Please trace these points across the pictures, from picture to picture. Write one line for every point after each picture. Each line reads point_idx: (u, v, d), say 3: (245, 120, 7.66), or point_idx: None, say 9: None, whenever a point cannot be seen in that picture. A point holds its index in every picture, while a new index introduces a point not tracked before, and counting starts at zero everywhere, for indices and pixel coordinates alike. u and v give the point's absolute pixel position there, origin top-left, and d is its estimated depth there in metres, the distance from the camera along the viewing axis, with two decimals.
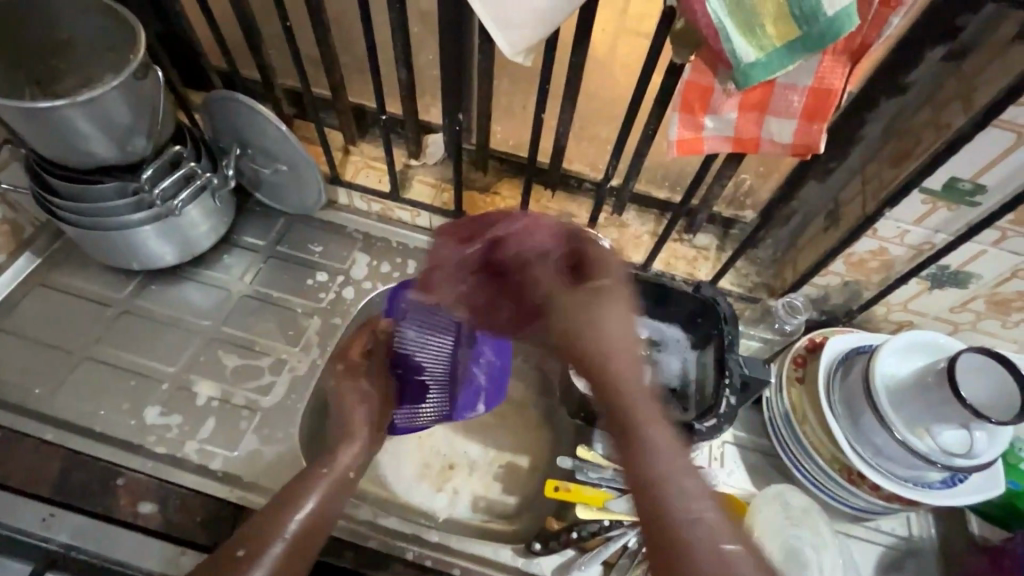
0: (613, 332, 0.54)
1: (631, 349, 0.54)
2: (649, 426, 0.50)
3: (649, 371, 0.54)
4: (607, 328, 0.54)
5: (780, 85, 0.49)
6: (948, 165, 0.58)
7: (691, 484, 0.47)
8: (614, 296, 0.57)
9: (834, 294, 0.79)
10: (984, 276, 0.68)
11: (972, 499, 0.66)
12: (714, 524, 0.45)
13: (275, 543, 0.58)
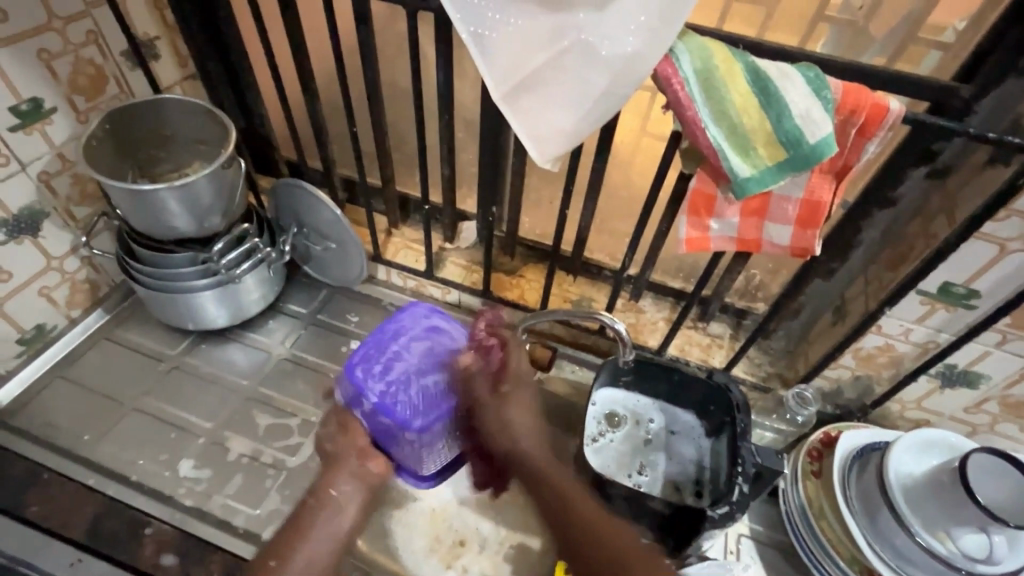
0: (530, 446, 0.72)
1: (535, 439, 0.73)
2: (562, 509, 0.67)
3: (536, 433, 0.73)
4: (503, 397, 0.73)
5: (775, 196, 0.56)
6: (941, 271, 0.62)
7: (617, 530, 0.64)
8: (513, 435, 0.72)
9: (846, 387, 0.81)
10: (993, 377, 0.70)
11: None
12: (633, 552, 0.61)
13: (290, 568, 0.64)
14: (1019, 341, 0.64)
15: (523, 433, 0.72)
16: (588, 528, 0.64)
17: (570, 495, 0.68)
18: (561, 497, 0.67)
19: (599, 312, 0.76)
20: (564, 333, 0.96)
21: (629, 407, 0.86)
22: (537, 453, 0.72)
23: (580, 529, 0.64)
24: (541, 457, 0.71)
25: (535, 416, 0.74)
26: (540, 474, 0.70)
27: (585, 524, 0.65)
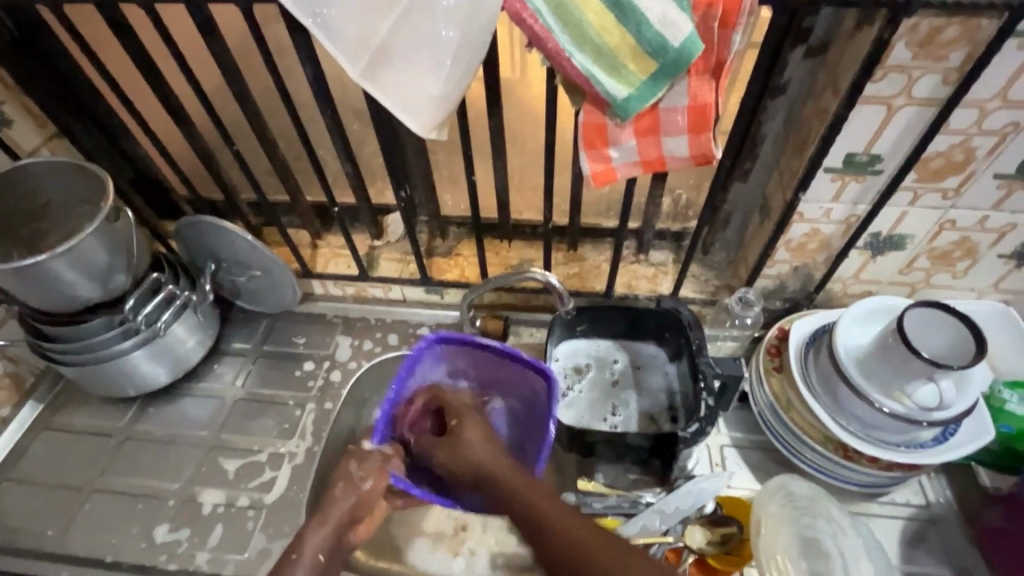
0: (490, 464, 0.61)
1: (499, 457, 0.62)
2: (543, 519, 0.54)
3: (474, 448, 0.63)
4: (468, 436, 0.64)
5: (662, 108, 0.56)
6: (840, 144, 0.63)
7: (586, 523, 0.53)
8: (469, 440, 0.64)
9: (788, 281, 0.82)
10: (916, 235, 0.72)
11: (967, 451, 0.66)
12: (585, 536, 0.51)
13: None
14: (930, 193, 0.67)
15: (490, 445, 0.63)
16: (517, 504, 0.56)
17: (494, 470, 0.60)
18: (503, 482, 0.59)
19: (532, 271, 0.76)
20: (514, 300, 0.94)
21: (591, 354, 0.87)
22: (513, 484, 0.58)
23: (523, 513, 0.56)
24: (494, 460, 0.61)
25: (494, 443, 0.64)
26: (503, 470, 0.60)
27: (520, 499, 0.57)
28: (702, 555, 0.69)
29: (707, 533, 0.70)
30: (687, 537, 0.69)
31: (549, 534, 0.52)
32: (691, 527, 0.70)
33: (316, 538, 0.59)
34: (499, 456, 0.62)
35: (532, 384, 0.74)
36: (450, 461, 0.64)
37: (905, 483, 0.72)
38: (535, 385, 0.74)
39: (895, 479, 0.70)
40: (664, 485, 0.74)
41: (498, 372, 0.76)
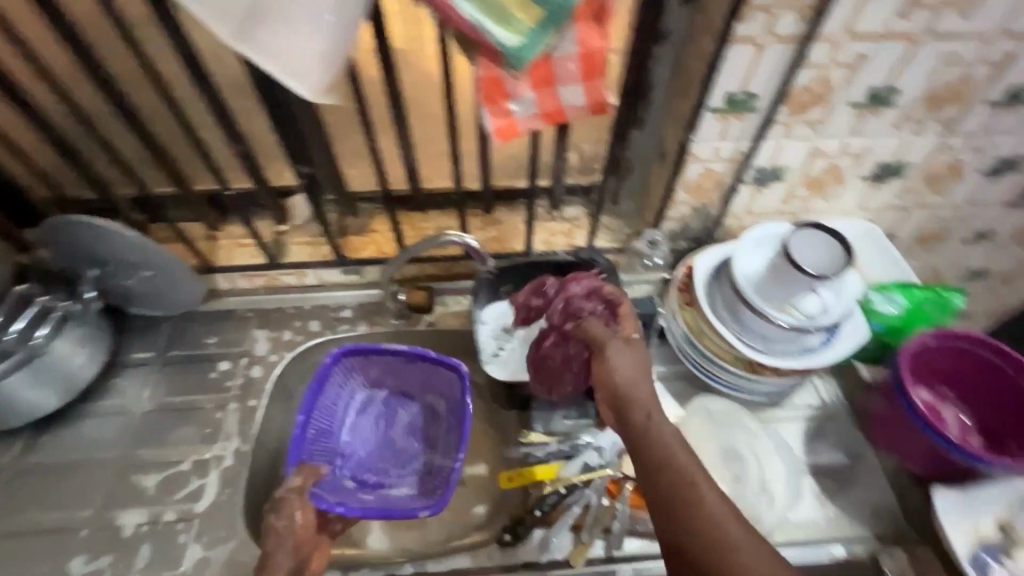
0: (639, 393, 0.61)
1: (636, 380, 0.62)
2: (682, 497, 0.54)
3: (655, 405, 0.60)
4: (620, 377, 0.63)
5: (555, 58, 0.56)
6: (720, 84, 0.67)
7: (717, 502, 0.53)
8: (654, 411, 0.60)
9: (690, 222, 0.88)
10: (793, 165, 0.79)
11: (849, 348, 0.76)
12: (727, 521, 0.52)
13: None
14: (800, 125, 0.73)
15: (676, 441, 0.57)
16: (651, 456, 0.57)
17: (656, 462, 0.56)
18: (650, 435, 0.58)
19: (449, 234, 0.76)
20: (436, 270, 0.93)
21: None
22: (673, 445, 0.57)
23: (672, 482, 0.55)
24: (643, 392, 0.61)
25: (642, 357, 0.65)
26: (683, 482, 0.54)
27: (660, 454, 0.57)
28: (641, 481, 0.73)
29: None
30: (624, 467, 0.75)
31: (687, 493, 0.54)
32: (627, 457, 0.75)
33: None
34: (680, 457, 0.56)
35: (443, 376, 0.80)
36: (603, 389, 0.64)
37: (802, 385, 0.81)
38: (445, 377, 0.80)
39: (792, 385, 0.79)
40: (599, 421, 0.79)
41: (410, 378, 0.83)
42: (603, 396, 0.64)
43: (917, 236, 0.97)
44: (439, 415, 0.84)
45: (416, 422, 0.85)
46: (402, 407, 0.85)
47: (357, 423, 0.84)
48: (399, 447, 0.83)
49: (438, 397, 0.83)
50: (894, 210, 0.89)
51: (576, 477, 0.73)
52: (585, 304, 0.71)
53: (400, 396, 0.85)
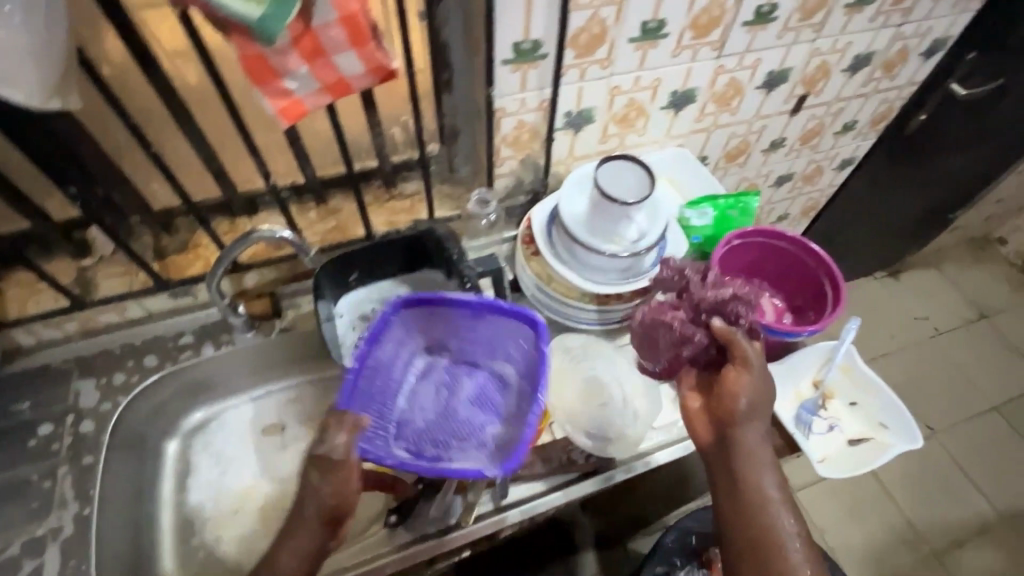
0: (750, 436, 0.62)
1: (754, 449, 0.61)
2: (743, 509, 0.60)
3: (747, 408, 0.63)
4: (745, 399, 0.62)
5: (316, 27, 0.54)
6: (501, 37, 0.69)
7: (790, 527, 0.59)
8: (742, 414, 0.63)
9: (523, 174, 0.91)
10: (597, 105, 0.85)
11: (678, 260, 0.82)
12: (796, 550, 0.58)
13: None
14: (591, 66, 0.78)
15: (764, 461, 0.62)
16: (738, 463, 0.61)
17: (743, 467, 0.60)
18: (745, 445, 0.61)
19: (258, 227, 0.71)
20: (279, 275, 0.89)
21: (373, 299, 0.87)
22: (750, 447, 0.61)
23: (748, 496, 0.60)
24: (755, 417, 0.62)
25: (755, 440, 0.62)
26: (759, 500, 0.59)
27: (744, 475, 0.60)
28: None
29: None
30: None
31: (746, 519, 0.59)
32: None
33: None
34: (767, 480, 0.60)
35: (508, 328, 0.71)
36: (705, 404, 0.66)
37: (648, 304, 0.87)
38: (507, 333, 0.72)
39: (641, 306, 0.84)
40: None
41: (478, 341, 0.76)
42: (694, 417, 0.67)
43: (724, 152, 1.08)
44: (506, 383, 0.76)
45: (488, 392, 0.76)
46: (468, 375, 0.78)
47: (413, 392, 0.77)
48: (462, 417, 0.74)
49: (504, 369, 0.76)
50: (698, 132, 0.99)
51: None
52: (692, 344, 0.70)
53: (455, 368, 0.79)
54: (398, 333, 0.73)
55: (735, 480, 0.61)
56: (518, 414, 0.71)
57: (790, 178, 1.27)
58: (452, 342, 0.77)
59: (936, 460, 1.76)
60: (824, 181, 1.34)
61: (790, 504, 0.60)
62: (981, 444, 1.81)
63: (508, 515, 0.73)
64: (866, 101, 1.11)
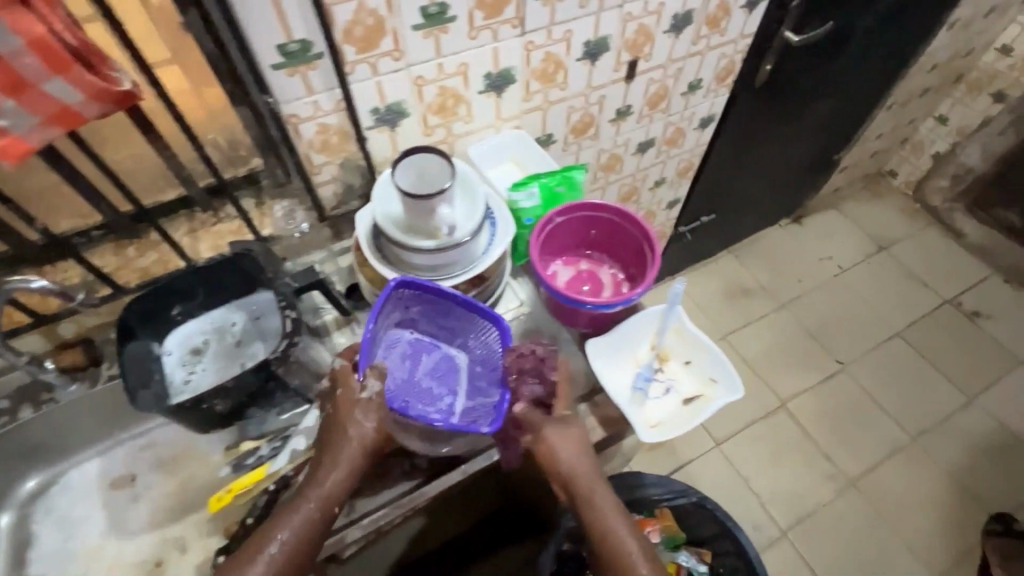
0: (584, 482, 0.70)
1: (590, 483, 0.70)
2: (603, 543, 0.68)
3: (581, 468, 0.70)
4: (566, 453, 0.70)
5: (4, 57, 0.51)
6: (259, 40, 0.66)
7: (637, 554, 0.67)
8: (581, 471, 0.70)
9: (350, 179, 0.88)
10: (406, 98, 0.82)
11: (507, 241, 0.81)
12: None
13: None
14: (381, 59, 0.75)
15: (606, 504, 0.70)
16: (585, 508, 0.70)
17: (589, 511, 0.69)
18: (585, 488, 0.70)
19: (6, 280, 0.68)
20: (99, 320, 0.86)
21: (207, 331, 0.83)
22: (588, 490, 0.70)
23: (599, 533, 0.69)
24: (586, 463, 0.71)
25: (592, 465, 0.71)
26: (608, 543, 0.68)
27: (591, 513, 0.69)
28: None
29: None
30: None
31: (606, 553, 0.68)
32: None
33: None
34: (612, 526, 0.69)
35: (482, 328, 0.78)
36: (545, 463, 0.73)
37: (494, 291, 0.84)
38: (488, 338, 0.79)
39: (485, 294, 0.82)
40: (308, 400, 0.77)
41: (441, 320, 0.80)
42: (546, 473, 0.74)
43: (570, 127, 1.07)
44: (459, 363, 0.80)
45: (439, 368, 0.80)
46: (428, 351, 0.81)
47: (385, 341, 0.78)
48: (420, 388, 0.77)
49: (467, 340, 0.81)
50: (531, 112, 0.97)
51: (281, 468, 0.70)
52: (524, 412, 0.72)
53: (425, 333, 0.81)
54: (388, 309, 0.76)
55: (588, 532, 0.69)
56: (478, 387, 0.78)
57: (652, 144, 1.28)
58: (465, 328, 0.80)
59: (850, 393, 1.83)
60: (689, 141, 1.36)
61: (639, 537, 0.69)
62: (892, 370, 1.89)
63: (348, 534, 0.71)
64: (703, 59, 1.12)
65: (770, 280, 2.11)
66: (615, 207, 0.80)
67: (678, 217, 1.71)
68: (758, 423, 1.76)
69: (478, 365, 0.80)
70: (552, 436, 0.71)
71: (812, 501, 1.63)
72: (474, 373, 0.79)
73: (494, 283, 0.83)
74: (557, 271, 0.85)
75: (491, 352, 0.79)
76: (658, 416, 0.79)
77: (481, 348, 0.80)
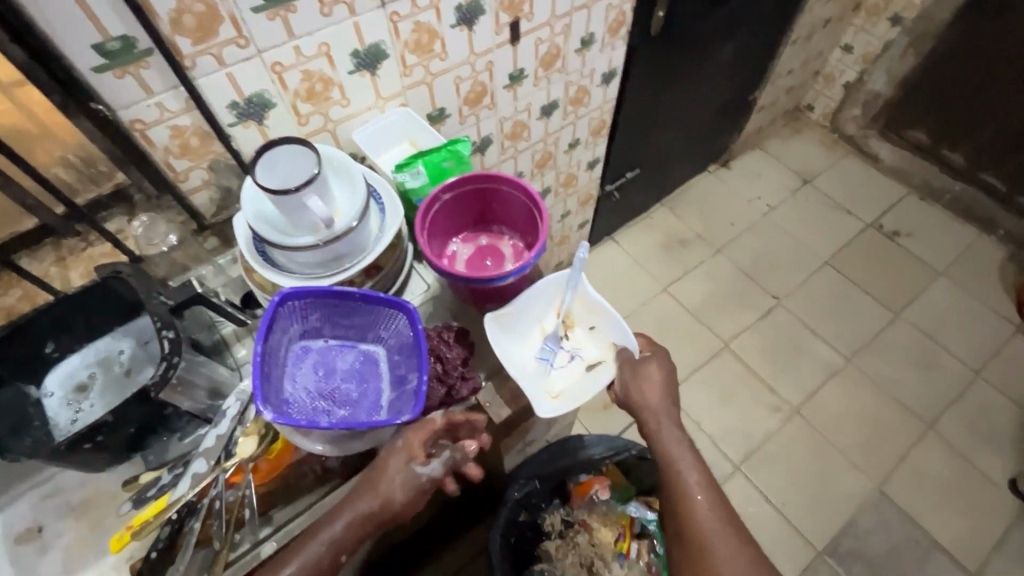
0: (657, 416, 0.79)
1: (664, 417, 0.79)
2: (671, 483, 0.77)
3: (666, 425, 0.79)
4: (643, 390, 0.80)
5: None
6: (70, 43, 0.60)
7: (704, 496, 0.75)
8: (663, 423, 0.79)
9: (226, 182, 0.82)
10: (268, 88, 0.76)
11: (396, 223, 0.78)
12: (712, 511, 0.74)
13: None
14: (226, 49, 0.69)
15: (684, 458, 0.77)
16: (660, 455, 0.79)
17: (662, 454, 0.78)
18: (657, 436, 0.79)
19: None
20: None
21: (91, 363, 0.77)
22: (662, 430, 0.79)
23: (671, 477, 0.77)
24: (661, 397, 0.80)
25: (662, 402, 0.80)
26: (679, 495, 0.75)
27: (666, 458, 0.78)
28: (259, 459, 0.70)
29: (254, 438, 0.70)
30: (238, 453, 0.69)
31: (677, 494, 0.76)
32: (240, 441, 0.70)
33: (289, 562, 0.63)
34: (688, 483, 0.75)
35: (389, 316, 0.74)
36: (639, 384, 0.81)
37: (393, 278, 0.81)
38: (395, 324, 0.75)
39: (384, 282, 0.79)
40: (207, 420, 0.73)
41: (346, 318, 0.75)
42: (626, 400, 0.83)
43: (462, 99, 1.03)
44: (376, 357, 0.76)
45: (358, 368, 0.76)
46: (341, 354, 0.76)
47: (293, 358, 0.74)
48: (341, 393, 0.73)
49: (378, 331, 0.76)
50: (414, 87, 0.93)
51: (183, 495, 0.66)
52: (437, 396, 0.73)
53: (335, 335, 0.76)
54: (284, 325, 0.71)
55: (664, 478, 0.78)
56: (399, 375, 0.74)
57: (556, 106, 1.25)
58: (373, 320, 0.75)
59: (787, 326, 1.90)
60: (596, 99, 1.34)
61: (706, 478, 0.77)
62: (825, 298, 1.97)
63: (264, 549, 0.69)
64: (591, 12, 1.10)
65: (704, 227, 2.15)
66: (492, 175, 0.77)
67: (603, 176, 1.71)
68: (704, 367, 1.82)
69: (397, 352, 0.76)
70: (627, 387, 0.81)
71: (762, 432, 1.70)
72: (392, 363, 0.75)
73: (391, 269, 0.80)
74: (457, 251, 0.84)
75: (406, 338, 0.75)
76: (560, 387, 0.83)
77: (394, 335, 0.76)
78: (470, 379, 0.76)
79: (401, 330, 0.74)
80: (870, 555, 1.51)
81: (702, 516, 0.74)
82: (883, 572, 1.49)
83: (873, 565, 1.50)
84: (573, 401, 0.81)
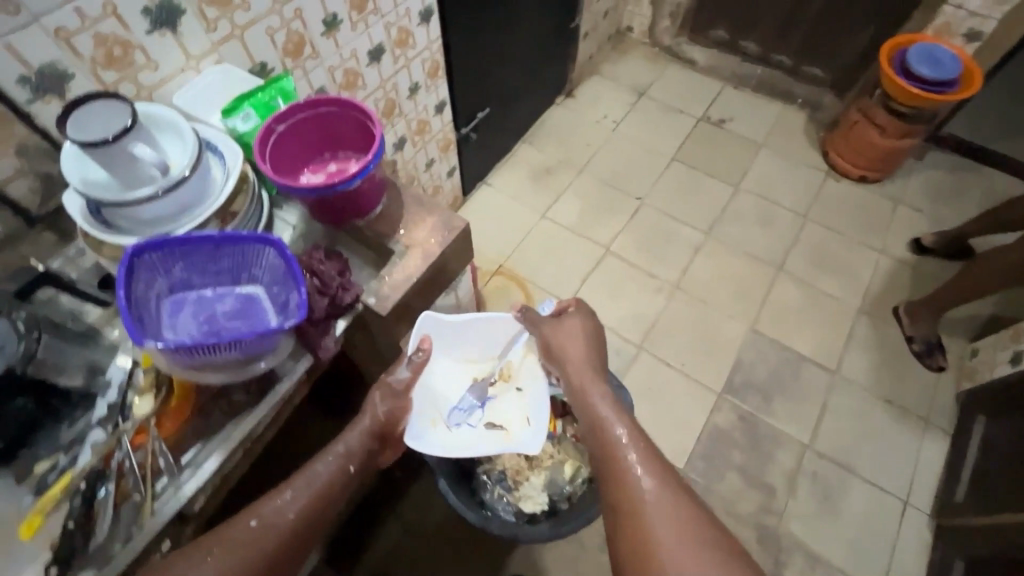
0: (585, 378, 0.99)
1: (590, 379, 0.98)
2: (598, 434, 0.89)
3: (579, 360, 1.02)
4: (558, 346, 1.05)
5: None
6: None
7: (628, 441, 0.86)
8: (591, 390, 0.97)
9: (41, 166, 0.79)
10: (58, 57, 0.74)
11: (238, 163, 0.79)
12: (634, 452, 0.84)
13: (289, 510, 0.73)
14: None
15: (610, 410, 0.92)
16: (586, 411, 0.94)
17: (587, 407, 0.95)
18: (583, 386, 0.98)
19: None
20: None
21: None
22: (589, 395, 0.96)
23: (597, 431, 0.90)
24: (582, 358, 1.02)
25: (590, 371, 1.00)
26: (595, 420, 0.91)
27: (591, 406, 0.94)
28: (161, 413, 0.71)
29: (149, 397, 0.72)
30: (136, 414, 0.70)
31: (604, 439, 0.87)
32: (134, 404, 0.71)
33: (294, 497, 0.75)
34: (605, 424, 0.89)
35: (254, 253, 0.76)
36: (564, 340, 1.05)
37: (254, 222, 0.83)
38: (264, 259, 0.76)
39: (244, 226, 0.81)
40: (90, 392, 0.72)
41: (214, 265, 0.76)
42: (547, 359, 1.07)
43: (282, 51, 1.05)
44: (255, 294, 0.78)
45: (241, 308, 0.77)
46: (219, 300, 0.77)
47: (169, 313, 0.75)
48: (227, 332, 0.74)
49: (250, 272, 0.78)
50: (226, 42, 0.93)
51: (85, 464, 0.67)
52: (320, 306, 0.76)
53: (208, 285, 0.78)
54: (147, 280, 0.72)
55: (581, 415, 0.95)
56: (282, 302, 0.76)
57: (383, 50, 1.30)
58: (241, 260, 0.77)
59: (654, 219, 2.13)
60: (421, 39, 1.40)
61: (636, 432, 0.88)
62: (679, 188, 2.23)
63: (186, 488, 0.68)
64: None
65: (566, 153, 2.32)
66: (338, 99, 0.83)
67: (455, 120, 1.78)
68: (593, 273, 2.00)
69: (274, 285, 0.78)
70: (557, 339, 1.05)
71: (654, 312, 1.92)
72: (273, 296, 0.77)
73: (249, 212, 0.82)
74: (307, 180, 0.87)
75: (278, 268, 0.76)
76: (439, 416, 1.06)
77: (267, 268, 0.77)
78: (351, 287, 0.79)
79: (272, 262, 0.76)
80: (759, 383, 1.78)
81: (621, 448, 0.85)
82: (771, 392, 1.77)
83: (761, 389, 1.77)
84: (448, 441, 1.03)
